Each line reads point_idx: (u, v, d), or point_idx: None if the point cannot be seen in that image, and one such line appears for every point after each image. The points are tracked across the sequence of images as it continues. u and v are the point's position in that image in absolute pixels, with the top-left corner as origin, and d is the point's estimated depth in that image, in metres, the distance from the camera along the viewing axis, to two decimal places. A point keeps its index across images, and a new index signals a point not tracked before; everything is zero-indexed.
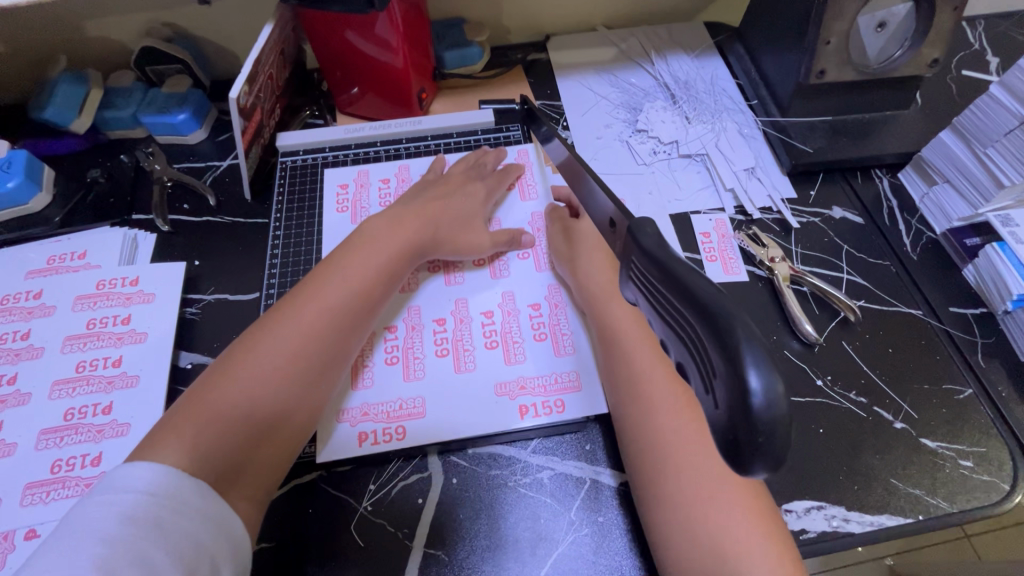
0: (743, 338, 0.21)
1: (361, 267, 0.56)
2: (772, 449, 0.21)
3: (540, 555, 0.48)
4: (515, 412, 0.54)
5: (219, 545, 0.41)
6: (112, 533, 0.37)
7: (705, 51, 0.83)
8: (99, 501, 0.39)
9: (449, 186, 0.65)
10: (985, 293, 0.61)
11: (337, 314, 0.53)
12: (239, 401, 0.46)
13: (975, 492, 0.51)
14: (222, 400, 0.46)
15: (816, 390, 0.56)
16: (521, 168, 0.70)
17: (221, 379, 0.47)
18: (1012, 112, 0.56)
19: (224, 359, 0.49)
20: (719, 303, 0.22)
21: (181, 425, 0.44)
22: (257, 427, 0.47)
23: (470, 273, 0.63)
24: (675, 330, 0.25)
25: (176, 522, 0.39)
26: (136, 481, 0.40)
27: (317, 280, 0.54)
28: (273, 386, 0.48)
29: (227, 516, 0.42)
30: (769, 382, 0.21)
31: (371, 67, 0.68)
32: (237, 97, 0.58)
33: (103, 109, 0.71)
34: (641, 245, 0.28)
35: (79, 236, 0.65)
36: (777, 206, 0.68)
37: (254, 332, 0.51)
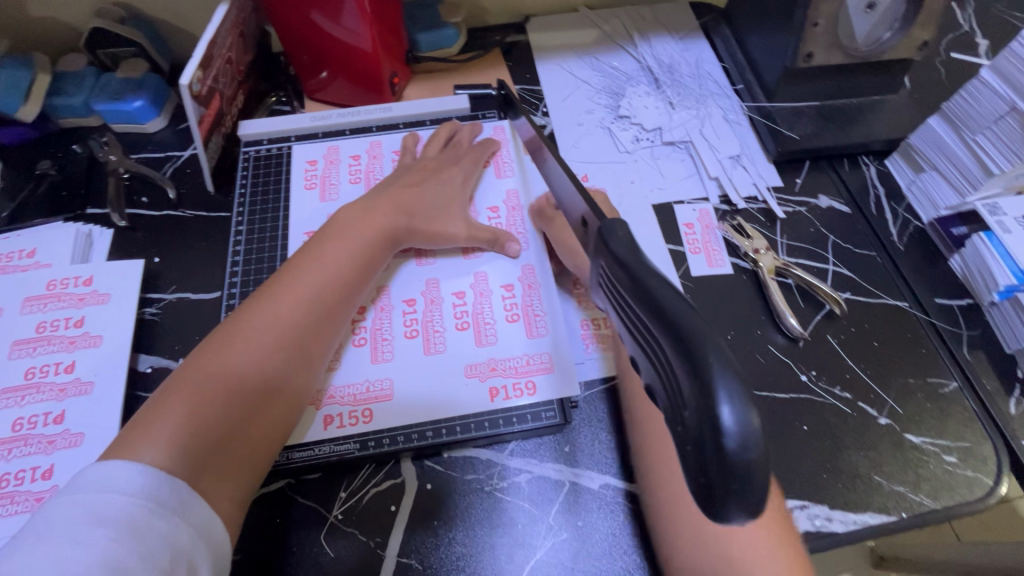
0: (715, 368, 0.20)
1: (340, 256, 0.52)
2: (746, 492, 0.20)
3: (516, 562, 0.47)
4: (485, 394, 0.52)
5: (198, 549, 0.37)
6: (85, 535, 0.33)
7: (690, 32, 0.80)
8: (72, 499, 0.35)
9: (426, 171, 0.62)
10: (971, 284, 0.59)
11: (317, 304, 0.49)
12: (217, 394, 0.43)
13: (958, 488, 0.50)
14: (192, 396, 0.42)
15: (801, 386, 0.55)
16: (497, 144, 0.67)
17: (195, 373, 0.43)
18: (1001, 97, 0.54)
19: (196, 352, 0.45)
20: (691, 328, 0.21)
21: (151, 424, 0.40)
22: (237, 425, 0.43)
23: (443, 255, 0.60)
24: (646, 352, 0.24)
25: (152, 525, 0.35)
26: (114, 480, 0.36)
27: (291, 270, 0.51)
28: (253, 381, 0.45)
29: (207, 519, 0.39)
30: (742, 417, 0.19)
31: (337, 50, 0.65)
32: (188, 83, 0.54)
33: (52, 95, 0.67)
34: (612, 251, 0.26)
35: (29, 233, 0.61)
36: (763, 195, 0.66)
37: (225, 325, 0.47)
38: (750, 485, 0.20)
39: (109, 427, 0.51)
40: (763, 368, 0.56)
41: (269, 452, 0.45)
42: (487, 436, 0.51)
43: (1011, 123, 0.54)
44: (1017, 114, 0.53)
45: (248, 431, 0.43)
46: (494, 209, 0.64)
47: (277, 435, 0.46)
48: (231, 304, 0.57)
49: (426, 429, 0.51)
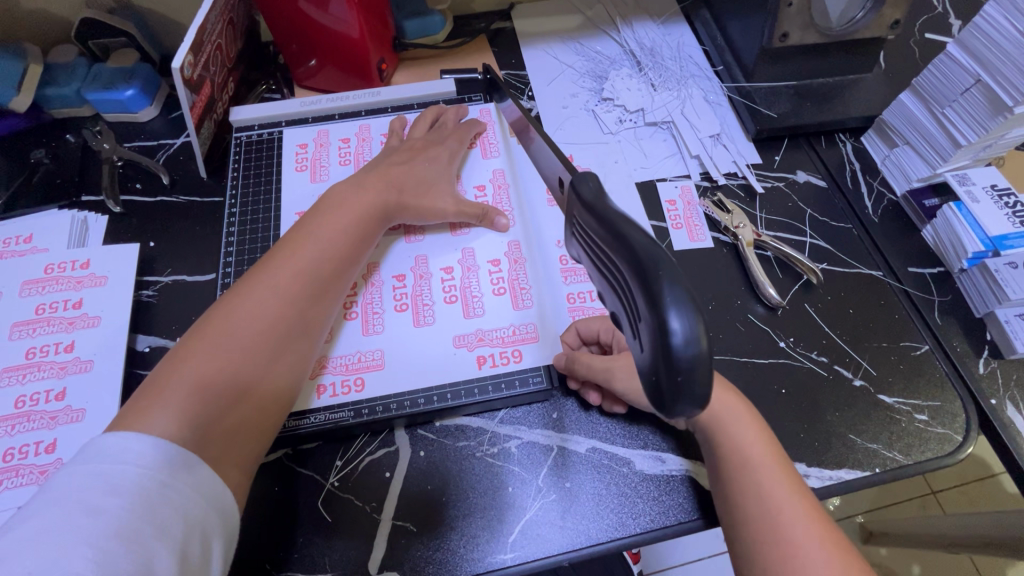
0: (667, 288, 0.26)
1: (335, 232, 0.53)
2: (691, 387, 0.26)
3: (508, 521, 0.49)
4: (472, 363, 0.54)
5: (210, 521, 0.38)
6: (101, 504, 0.34)
7: (671, 17, 0.82)
8: (85, 469, 0.36)
9: (412, 151, 0.63)
10: (942, 252, 0.62)
11: (316, 279, 0.51)
12: (225, 363, 0.44)
13: (929, 444, 0.53)
14: (201, 365, 0.43)
15: (779, 351, 0.57)
16: (482, 125, 0.69)
17: (199, 345, 0.44)
18: (966, 70, 0.57)
19: (198, 326, 0.46)
20: (651, 259, 0.27)
21: (162, 393, 0.41)
22: (245, 393, 0.45)
23: (432, 233, 0.62)
24: (616, 283, 0.30)
25: (164, 495, 0.36)
26: (125, 452, 0.37)
27: (288, 246, 0.52)
28: (258, 351, 0.46)
29: (219, 490, 0.40)
30: (688, 324, 0.26)
31: (324, 37, 0.66)
32: (180, 67, 0.55)
33: (45, 86, 0.68)
34: (586, 204, 0.31)
35: (24, 219, 0.62)
36: (743, 171, 0.68)
37: (225, 299, 0.48)
38: (694, 378, 0.26)
39: (110, 402, 0.53)
40: (742, 336, 0.58)
41: (272, 421, 0.47)
42: (478, 402, 0.53)
43: (977, 95, 0.56)
44: (982, 86, 0.55)
45: (255, 400, 0.45)
46: (481, 188, 0.65)
47: (281, 402, 0.48)
48: (225, 284, 0.59)
49: (418, 397, 0.53)
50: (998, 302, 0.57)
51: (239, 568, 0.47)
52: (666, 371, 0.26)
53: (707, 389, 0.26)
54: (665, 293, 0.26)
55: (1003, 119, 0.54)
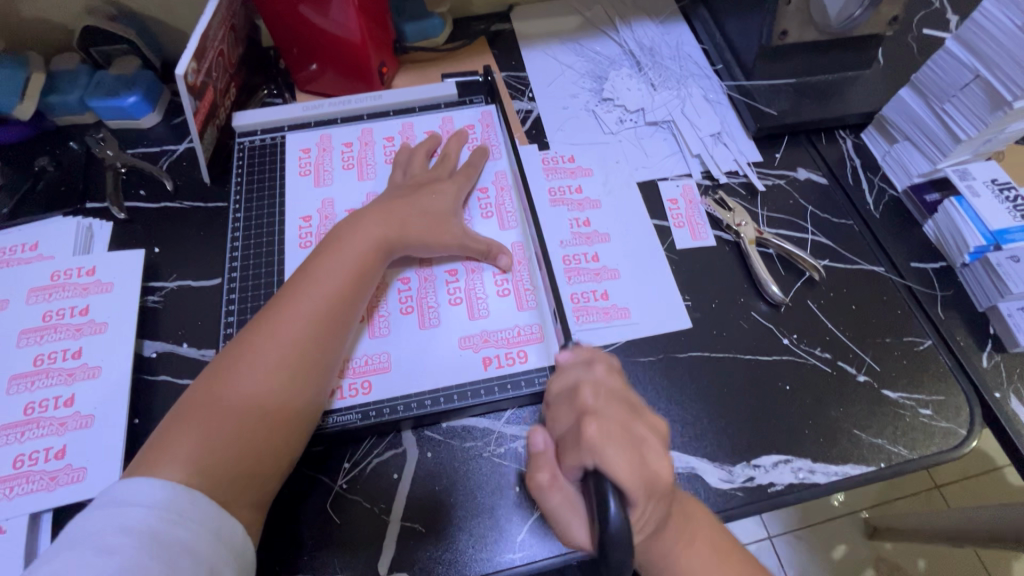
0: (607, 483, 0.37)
1: (334, 271, 0.52)
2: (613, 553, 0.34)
3: (516, 522, 0.49)
4: (478, 364, 0.54)
5: (220, 557, 0.40)
6: (113, 545, 0.36)
7: (670, 17, 0.82)
8: (99, 513, 0.38)
9: (413, 187, 0.60)
10: (944, 246, 0.62)
11: (320, 318, 0.50)
12: (224, 430, 0.44)
13: (934, 438, 0.53)
14: (207, 420, 0.44)
15: (783, 349, 0.57)
16: (487, 156, 0.66)
17: (208, 398, 0.45)
18: (965, 66, 0.57)
19: (209, 372, 0.47)
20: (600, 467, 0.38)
21: (172, 447, 0.43)
22: (253, 441, 0.45)
23: (440, 268, 0.60)
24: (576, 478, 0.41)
25: (174, 535, 0.38)
26: (140, 494, 0.39)
27: (292, 286, 0.51)
28: (264, 398, 0.46)
29: (229, 526, 0.42)
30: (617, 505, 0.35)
31: (326, 42, 0.66)
32: (183, 74, 0.56)
33: (48, 94, 0.68)
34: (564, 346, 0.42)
35: (30, 227, 0.63)
36: (744, 170, 0.68)
37: (234, 345, 0.48)
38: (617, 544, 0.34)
39: (118, 406, 0.53)
40: (746, 333, 0.58)
41: (282, 463, 0.47)
42: (483, 404, 0.53)
43: (976, 91, 0.56)
44: (981, 82, 0.56)
45: (260, 447, 0.45)
46: (484, 189, 0.65)
47: (293, 444, 0.47)
48: (230, 289, 0.59)
49: (424, 398, 0.53)
50: (1000, 296, 0.57)
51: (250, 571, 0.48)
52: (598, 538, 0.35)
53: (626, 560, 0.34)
54: (604, 471, 0.38)
55: (1003, 114, 0.55)
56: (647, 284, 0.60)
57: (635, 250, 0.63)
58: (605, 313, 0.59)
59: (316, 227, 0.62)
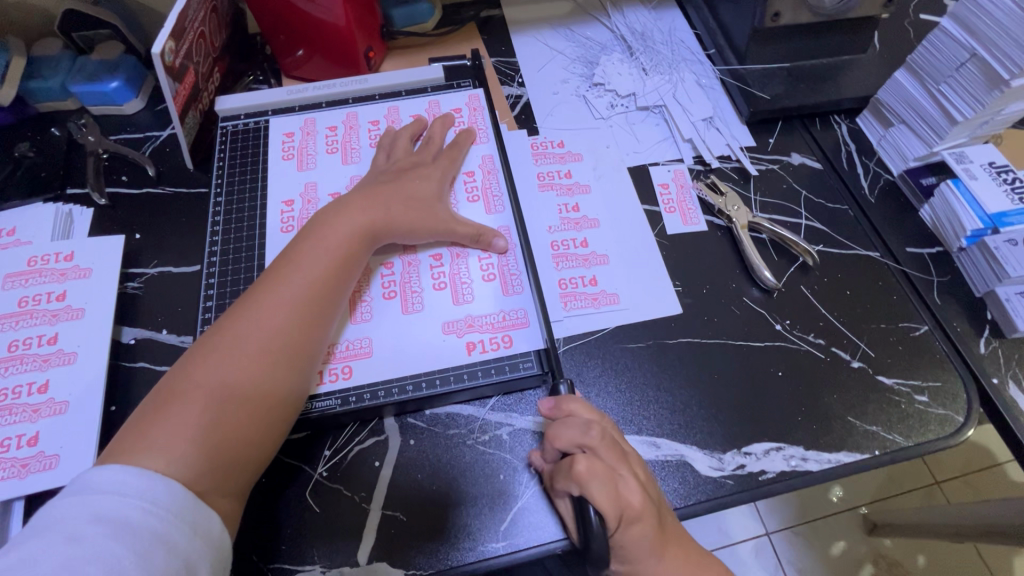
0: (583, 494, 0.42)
1: (318, 256, 0.51)
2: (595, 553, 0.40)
3: (499, 510, 0.48)
4: (462, 349, 0.53)
5: (193, 549, 0.38)
6: (80, 532, 0.35)
7: (663, 2, 0.81)
8: (72, 502, 0.37)
9: (399, 171, 0.59)
10: (940, 231, 0.61)
11: (304, 303, 0.49)
12: (203, 418, 0.42)
13: (930, 425, 0.52)
14: (185, 407, 0.43)
15: (776, 334, 0.56)
16: (473, 137, 0.65)
17: (186, 386, 0.43)
18: (961, 44, 0.56)
19: (187, 360, 0.45)
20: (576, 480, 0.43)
21: (147, 435, 0.41)
22: (236, 427, 0.43)
23: (426, 254, 0.58)
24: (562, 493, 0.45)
25: (145, 524, 0.37)
26: (114, 482, 0.38)
27: (275, 271, 0.50)
28: (244, 386, 0.44)
29: (204, 517, 0.40)
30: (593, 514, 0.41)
31: (310, 26, 0.65)
32: (160, 52, 0.54)
33: (28, 79, 0.67)
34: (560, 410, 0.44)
35: (8, 212, 0.61)
36: (736, 154, 0.67)
37: (214, 332, 0.47)
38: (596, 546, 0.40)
39: (94, 393, 0.52)
40: (738, 319, 0.57)
41: (266, 449, 0.46)
42: (467, 389, 0.52)
43: (972, 71, 0.55)
44: (977, 61, 0.54)
45: (242, 435, 0.44)
46: (470, 172, 0.63)
47: (275, 433, 0.46)
48: (210, 274, 0.58)
49: (406, 383, 0.52)
50: (998, 281, 0.56)
51: None
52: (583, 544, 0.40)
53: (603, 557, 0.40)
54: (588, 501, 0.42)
55: (999, 94, 0.54)
56: (636, 270, 0.59)
57: (623, 234, 0.61)
58: (593, 299, 0.57)
59: (299, 212, 0.61)
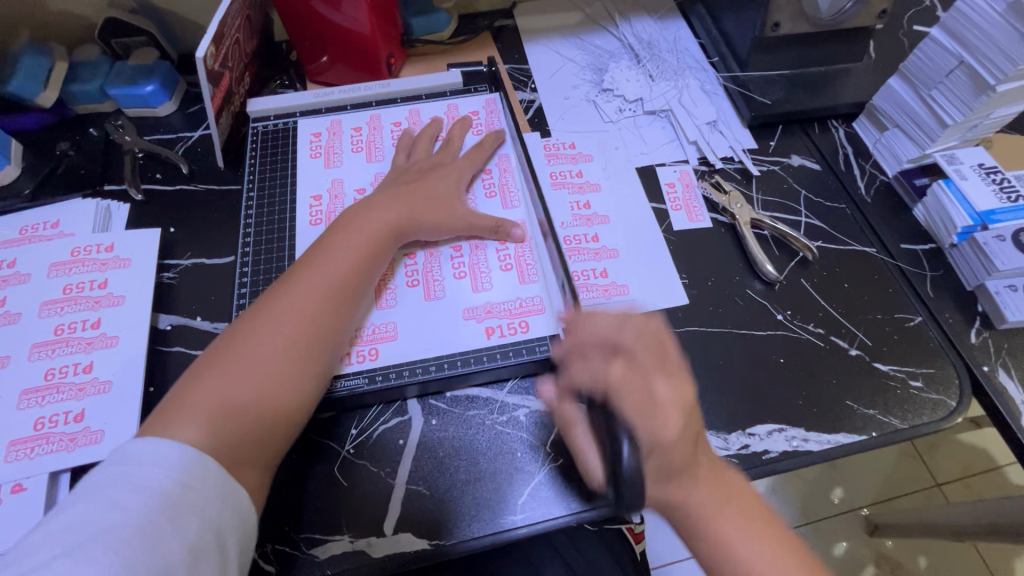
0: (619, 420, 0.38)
1: (347, 251, 0.54)
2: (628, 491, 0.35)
3: (517, 486, 0.51)
4: (481, 333, 0.56)
5: (224, 520, 0.41)
6: (124, 500, 0.38)
7: (669, 13, 0.85)
8: (115, 472, 0.40)
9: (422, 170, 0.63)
10: (933, 229, 0.64)
11: (334, 296, 0.52)
12: (238, 396, 0.45)
13: (924, 409, 0.55)
14: (222, 385, 0.45)
15: (777, 324, 0.59)
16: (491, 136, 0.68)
17: (222, 365, 0.46)
18: (950, 52, 0.59)
19: (224, 342, 0.48)
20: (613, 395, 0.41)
21: (187, 408, 0.44)
22: (264, 404, 0.46)
23: (448, 248, 0.62)
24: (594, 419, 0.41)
25: (180, 496, 0.39)
26: (153, 454, 0.40)
27: (305, 263, 0.53)
28: (275, 369, 0.47)
29: (234, 491, 0.42)
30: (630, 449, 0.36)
31: (338, 34, 0.69)
32: (203, 57, 0.58)
33: (69, 83, 0.71)
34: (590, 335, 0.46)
35: (51, 207, 0.65)
36: (739, 156, 0.70)
37: (249, 317, 0.50)
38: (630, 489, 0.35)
39: (134, 374, 0.55)
40: (742, 309, 0.60)
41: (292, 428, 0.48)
42: (487, 371, 0.55)
43: (961, 77, 0.59)
44: (965, 68, 0.58)
45: (271, 414, 0.46)
46: (487, 171, 0.67)
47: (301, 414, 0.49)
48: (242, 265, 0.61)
49: (428, 364, 0.55)
50: (988, 274, 0.59)
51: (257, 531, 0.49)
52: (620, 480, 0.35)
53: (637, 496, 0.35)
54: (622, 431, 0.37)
55: (986, 98, 0.57)
56: (645, 263, 0.62)
57: (632, 230, 0.65)
58: (605, 291, 0.61)
59: (326, 206, 0.65)
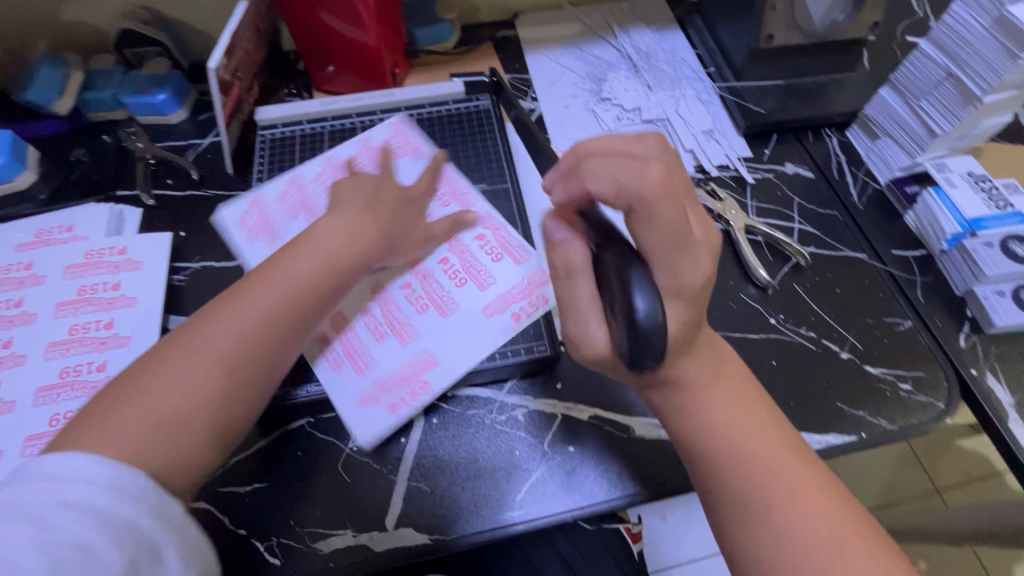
0: (634, 275, 0.36)
1: (304, 261, 0.50)
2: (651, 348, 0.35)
3: (515, 483, 0.53)
4: (508, 321, 0.58)
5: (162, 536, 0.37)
6: (47, 514, 0.34)
7: (666, 24, 0.87)
8: (22, 487, 0.35)
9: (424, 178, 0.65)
10: (924, 235, 0.66)
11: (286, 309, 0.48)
12: (166, 413, 0.41)
13: (913, 411, 0.56)
14: (150, 400, 0.41)
15: (769, 327, 0.61)
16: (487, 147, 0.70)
17: (151, 378, 0.42)
18: (938, 64, 0.61)
19: (157, 353, 0.44)
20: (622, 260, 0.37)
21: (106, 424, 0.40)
22: (198, 417, 0.42)
23: (440, 271, 0.60)
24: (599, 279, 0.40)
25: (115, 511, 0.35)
26: (72, 469, 0.36)
27: (258, 273, 0.49)
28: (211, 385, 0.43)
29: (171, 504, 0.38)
30: (649, 304, 0.34)
31: (345, 45, 0.72)
32: (214, 67, 0.60)
33: (84, 91, 0.73)
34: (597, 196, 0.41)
35: (66, 211, 0.67)
36: (734, 164, 0.72)
37: (188, 327, 0.46)
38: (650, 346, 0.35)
39: None
40: (735, 313, 0.61)
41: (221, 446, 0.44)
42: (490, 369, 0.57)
43: (949, 88, 0.60)
44: (952, 79, 0.60)
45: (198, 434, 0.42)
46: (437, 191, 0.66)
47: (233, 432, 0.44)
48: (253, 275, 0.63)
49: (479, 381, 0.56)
50: (976, 280, 0.60)
51: (263, 524, 0.51)
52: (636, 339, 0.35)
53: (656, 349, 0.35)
54: (638, 282, 0.35)
55: (973, 109, 0.59)
56: None
57: None
58: None
59: None
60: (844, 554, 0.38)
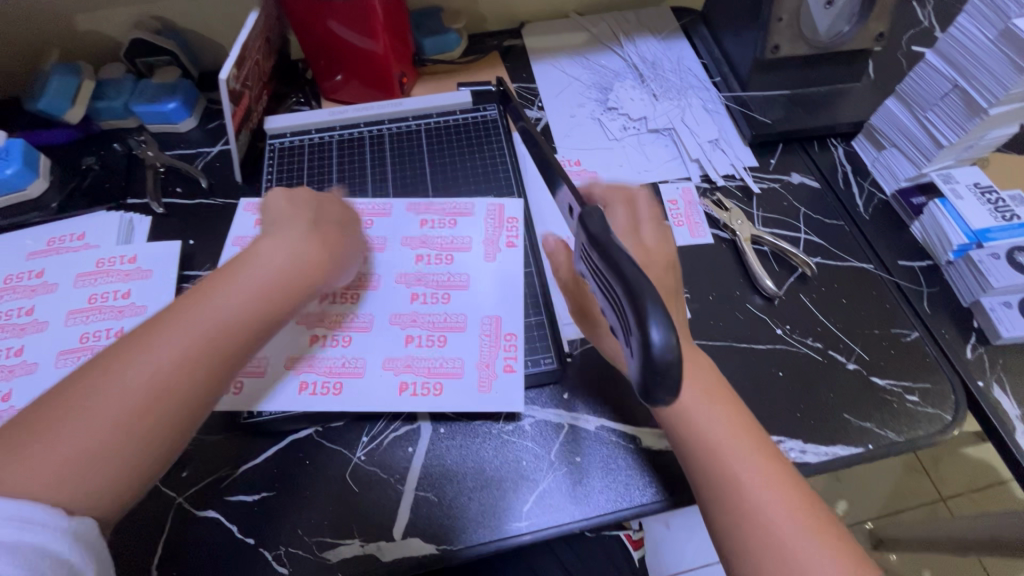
0: (649, 304, 0.34)
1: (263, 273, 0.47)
2: (665, 379, 0.35)
3: (522, 493, 0.53)
4: (510, 249, 0.63)
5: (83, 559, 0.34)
6: None
7: (672, 33, 0.87)
8: None
9: None
10: (930, 246, 0.66)
11: (240, 324, 0.44)
12: (103, 438, 0.37)
13: (919, 422, 0.56)
14: (83, 424, 0.37)
15: (776, 338, 0.61)
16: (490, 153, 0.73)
17: (84, 399, 0.38)
18: (944, 76, 0.61)
19: (90, 368, 0.40)
20: (637, 284, 0.36)
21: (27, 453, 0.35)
22: (138, 443, 0.39)
23: (435, 264, 0.62)
24: (607, 294, 0.40)
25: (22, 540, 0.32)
26: None
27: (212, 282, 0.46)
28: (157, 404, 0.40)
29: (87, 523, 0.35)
30: (664, 335, 0.34)
31: (353, 55, 0.72)
32: (225, 78, 0.61)
33: (96, 99, 0.74)
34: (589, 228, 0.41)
35: (76, 219, 0.68)
36: (740, 173, 0.72)
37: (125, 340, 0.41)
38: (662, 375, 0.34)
39: None
40: (741, 323, 0.62)
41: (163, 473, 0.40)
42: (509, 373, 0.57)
43: (955, 99, 0.61)
44: (959, 91, 0.60)
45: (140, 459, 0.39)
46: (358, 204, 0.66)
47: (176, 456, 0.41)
48: None
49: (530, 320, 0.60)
50: (982, 291, 0.60)
51: (270, 533, 0.51)
52: (650, 369, 0.34)
53: (673, 379, 0.34)
54: (653, 311, 0.34)
55: (980, 120, 0.59)
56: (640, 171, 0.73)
57: None
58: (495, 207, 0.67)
59: None
60: (812, 540, 0.41)
